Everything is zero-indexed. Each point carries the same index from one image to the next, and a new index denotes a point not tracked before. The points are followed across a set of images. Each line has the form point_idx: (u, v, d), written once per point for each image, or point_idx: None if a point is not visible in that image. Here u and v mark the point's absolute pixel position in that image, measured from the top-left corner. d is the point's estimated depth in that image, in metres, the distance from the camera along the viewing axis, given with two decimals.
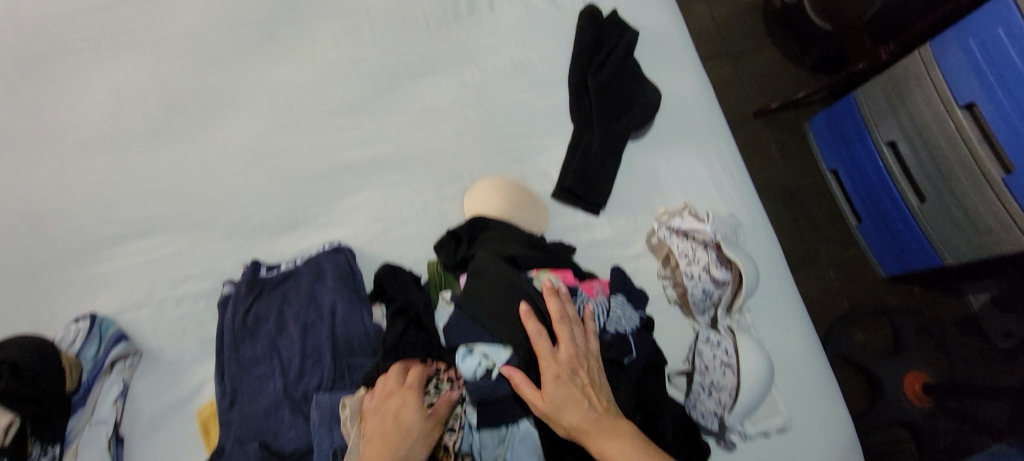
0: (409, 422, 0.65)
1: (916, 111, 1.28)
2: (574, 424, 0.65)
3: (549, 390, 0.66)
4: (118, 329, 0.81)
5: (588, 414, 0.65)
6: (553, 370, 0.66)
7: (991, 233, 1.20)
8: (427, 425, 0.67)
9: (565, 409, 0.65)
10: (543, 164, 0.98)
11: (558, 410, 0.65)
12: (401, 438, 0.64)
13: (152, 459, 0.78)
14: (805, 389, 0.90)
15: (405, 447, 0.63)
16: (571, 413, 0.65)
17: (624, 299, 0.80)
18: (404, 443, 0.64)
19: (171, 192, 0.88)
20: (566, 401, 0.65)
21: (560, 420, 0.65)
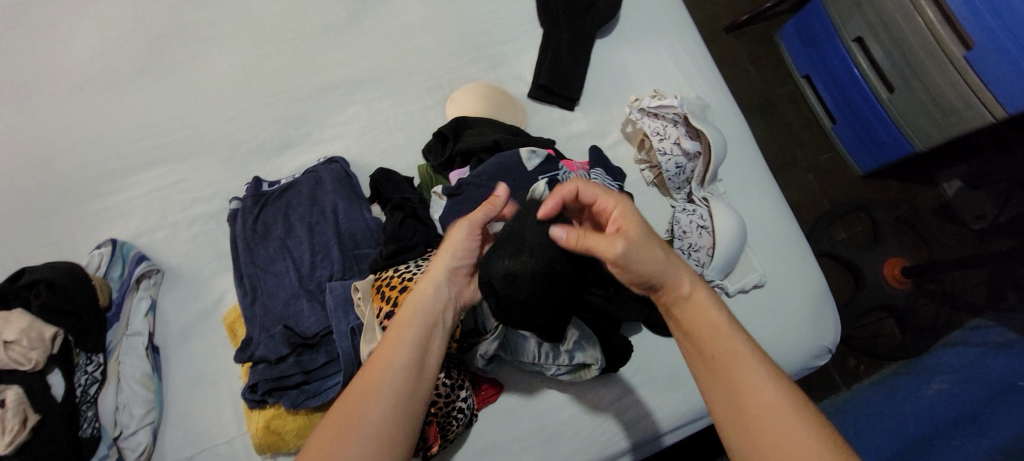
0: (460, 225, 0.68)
1: (878, 3, 1.33)
2: (662, 266, 0.60)
3: (624, 222, 0.62)
4: (139, 251, 0.87)
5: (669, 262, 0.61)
6: (625, 207, 0.63)
7: (955, 111, 1.26)
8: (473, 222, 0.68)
9: (645, 243, 0.60)
10: (516, 68, 1.03)
11: (635, 244, 0.59)
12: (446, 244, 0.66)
13: (188, 363, 0.85)
14: (777, 250, 0.98)
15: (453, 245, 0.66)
16: (653, 248, 0.60)
17: (603, 172, 0.86)
18: (451, 244, 0.66)
19: (168, 124, 0.93)
20: (645, 237, 0.61)
21: (640, 254, 0.59)
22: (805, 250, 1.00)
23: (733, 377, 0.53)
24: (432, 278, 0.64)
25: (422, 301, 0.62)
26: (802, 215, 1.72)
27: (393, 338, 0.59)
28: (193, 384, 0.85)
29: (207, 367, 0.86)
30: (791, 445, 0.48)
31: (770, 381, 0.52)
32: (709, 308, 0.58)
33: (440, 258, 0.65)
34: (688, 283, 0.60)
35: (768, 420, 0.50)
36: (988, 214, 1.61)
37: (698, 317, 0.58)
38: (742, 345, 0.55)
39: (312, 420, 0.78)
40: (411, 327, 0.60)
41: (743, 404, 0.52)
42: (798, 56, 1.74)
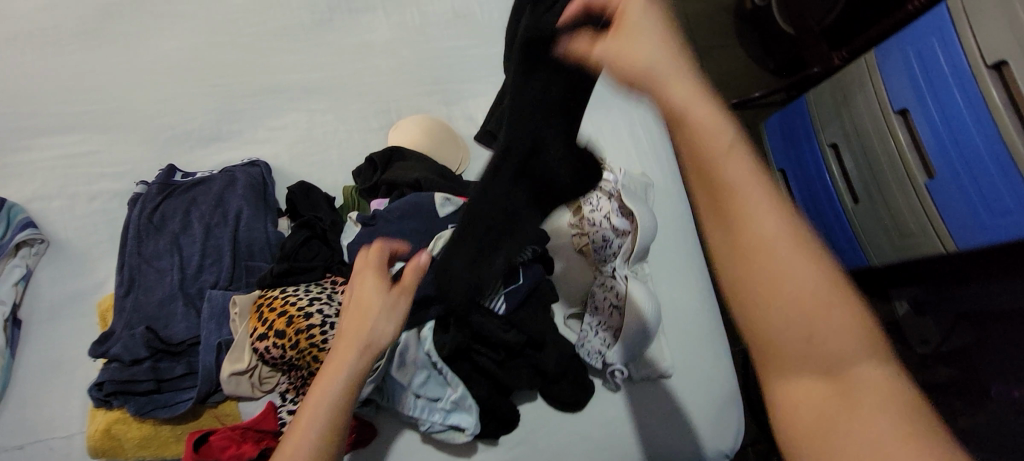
0: (380, 302, 0.65)
1: (857, 114, 1.26)
2: (664, 81, 0.47)
3: (638, 54, 0.47)
4: (28, 216, 0.83)
5: (692, 89, 0.47)
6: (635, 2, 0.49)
7: (913, 239, 1.15)
8: (395, 297, 0.66)
9: (644, 37, 0.48)
10: (470, 108, 1.02)
11: (639, 37, 0.48)
12: (362, 325, 0.64)
13: (49, 343, 0.80)
14: (692, 343, 0.95)
15: (369, 326, 0.64)
16: (659, 49, 0.47)
17: None
18: (369, 318, 0.64)
19: (96, 92, 0.90)
20: (653, 37, 0.48)
21: (630, 53, 0.47)
22: (721, 348, 0.97)
23: (733, 213, 0.44)
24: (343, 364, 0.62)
25: (335, 393, 0.61)
26: None
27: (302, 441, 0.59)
28: (47, 366, 0.79)
29: (68, 351, 0.80)
30: (788, 279, 0.42)
31: (781, 224, 0.43)
32: (720, 135, 0.45)
33: (355, 340, 0.63)
34: (680, 94, 0.46)
35: (766, 267, 0.42)
36: None
37: (708, 153, 0.45)
38: (744, 164, 0.45)
39: (157, 432, 0.73)
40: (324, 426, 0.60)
41: (748, 257, 0.43)
42: (778, 150, 1.62)
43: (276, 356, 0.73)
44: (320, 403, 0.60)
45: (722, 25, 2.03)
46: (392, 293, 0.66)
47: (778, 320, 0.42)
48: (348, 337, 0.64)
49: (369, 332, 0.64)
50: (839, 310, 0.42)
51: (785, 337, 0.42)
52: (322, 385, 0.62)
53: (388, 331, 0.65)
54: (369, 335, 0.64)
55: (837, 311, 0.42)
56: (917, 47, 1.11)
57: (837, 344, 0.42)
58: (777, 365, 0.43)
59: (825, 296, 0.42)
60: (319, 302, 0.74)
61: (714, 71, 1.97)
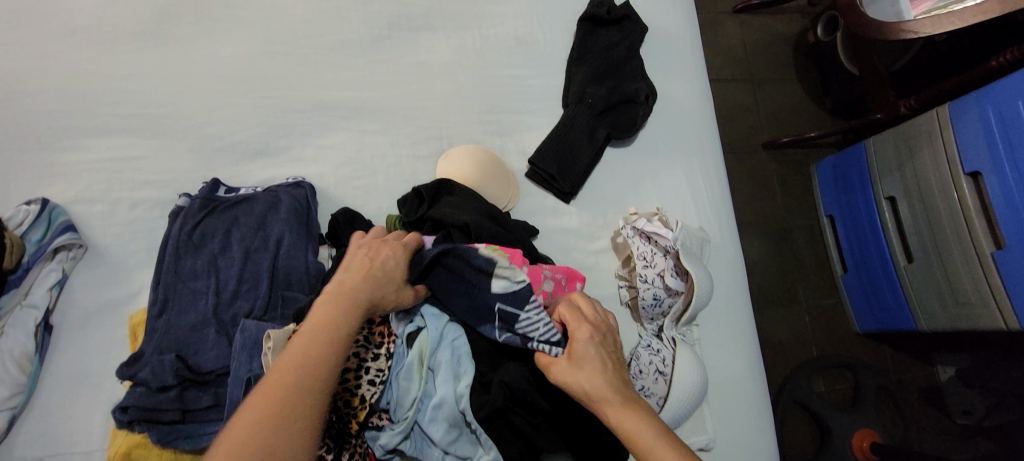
0: (393, 281, 0.66)
1: (922, 172, 1.26)
2: (592, 377, 0.65)
3: (580, 357, 0.67)
4: (69, 218, 0.81)
5: (606, 378, 0.65)
6: (583, 331, 0.69)
7: (969, 305, 1.20)
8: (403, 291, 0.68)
9: (587, 368, 0.66)
10: (523, 142, 0.97)
11: (577, 368, 0.66)
12: (374, 284, 0.64)
13: (78, 353, 0.78)
14: (732, 412, 0.89)
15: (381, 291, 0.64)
16: (600, 382, 0.64)
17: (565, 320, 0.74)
18: (381, 284, 0.64)
19: (148, 95, 0.88)
20: (594, 356, 0.67)
21: (579, 387, 0.65)
22: (764, 420, 0.91)
23: None
24: (338, 316, 0.58)
25: (337, 329, 0.57)
26: (785, 358, 1.63)
27: (303, 355, 0.54)
28: (74, 377, 0.77)
29: (95, 362, 0.78)
30: None
31: None
32: (636, 419, 0.61)
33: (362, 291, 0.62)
34: (597, 389, 0.64)
35: None
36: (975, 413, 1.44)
37: (631, 430, 0.60)
38: (655, 429, 0.60)
39: None
40: (324, 351, 0.55)
41: None
42: (827, 195, 1.64)
43: None
44: (322, 331, 0.56)
45: (785, 59, 1.94)
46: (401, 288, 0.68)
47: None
48: (344, 294, 0.61)
49: (377, 294, 0.63)
50: None
51: None
52: (324, 314, 0.58)
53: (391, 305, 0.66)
54: (376, 296, 0.63)
55: None
56: (1000, 108, 1.08)
57: None
58: None
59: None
60: (355, 344, 0.72)
61: (769, 106, 1.88)
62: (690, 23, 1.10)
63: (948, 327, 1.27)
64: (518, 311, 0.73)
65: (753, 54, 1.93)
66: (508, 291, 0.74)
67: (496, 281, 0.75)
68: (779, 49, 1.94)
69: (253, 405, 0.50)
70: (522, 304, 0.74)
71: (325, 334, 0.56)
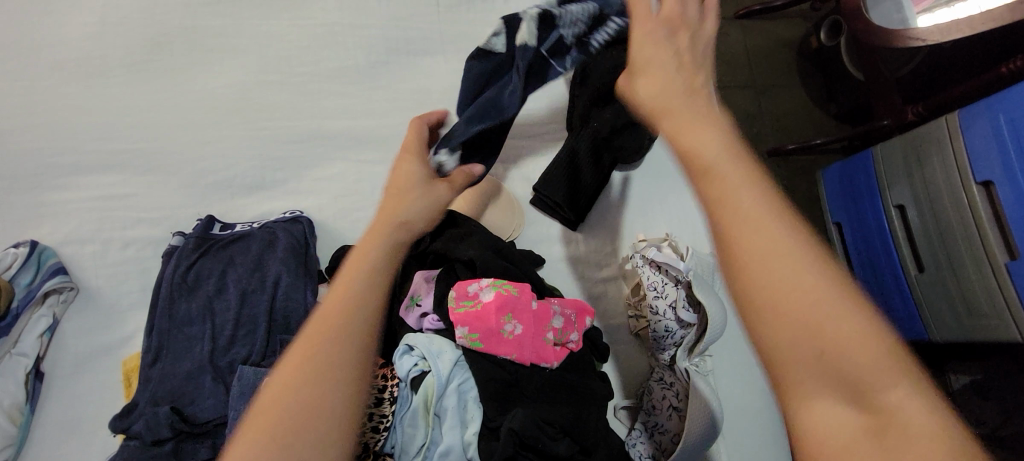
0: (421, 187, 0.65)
1: (932, 179, 1.23)
2: (658, 98, 0.55)
3: (650, 64, 0.58)
4: (59, 261, 0.78)
5: (679, 102, 0.53)
6: (653, 55, 0.59)
7: (982, 316, 1.16)
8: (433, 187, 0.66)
9: (652, 87, 0.56)
10: (527, 168, 0.95)
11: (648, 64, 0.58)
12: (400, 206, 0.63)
13: (70, 401, 0.75)
14: (748, 443, 0.87)
15: (405, 209, 0.63)
16: (671, 103, 0.54)
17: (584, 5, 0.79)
18: (404, 199, 0.64)
19: (139, 129, 0.85)
20: (657, 76, 0.56)
21: (652, 95, 0.55)
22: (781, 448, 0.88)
23: (722, 239, 0.43)
24: (370, 251, 0.57)
25: (364, 280, 0.55)
26: None
27: (339, 317, 0.51)
28: (66, 427, 0.74)
29: (87, 411, 0.75)
30: (792, 306, 0.40)
31: (789, 261, 0.41)
32: (707, 141, 0.49)
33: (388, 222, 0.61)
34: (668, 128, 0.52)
35: (786, 314, 0.40)
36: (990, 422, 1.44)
37: (705, 182, 0.46)
38: (753, 196, 0.44)
39: None
40: (357, 303, 0.53)
41: (752, 288, 0.41)
42: (834, 203, 1.61)
43: None
44: (347, 282, 0.54)
45: (789, 65, 1.91)
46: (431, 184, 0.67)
47: (774, 333, 0.40)
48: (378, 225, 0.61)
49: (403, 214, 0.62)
50: (858, 345, 0.39)
51: (798, 357, 0.40)
52: (355, 260, 0.57)
53: (421, 215, 0.64)
54: (404, 216, 0.62)
55: (853, 347, 0.39)
56: (1013, 117, 1.06)
57: (868, 375, 0.38)
58: (809, 402, 0.39)
59: (828, 308, 0.40)
60: None
61: (773, 113, 1.85)
62: None
63: (961, 338, 1.23)
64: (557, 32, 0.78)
65: (757, 61, 1.90)
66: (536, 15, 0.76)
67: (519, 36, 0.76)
68: (783, 55, 1.91)
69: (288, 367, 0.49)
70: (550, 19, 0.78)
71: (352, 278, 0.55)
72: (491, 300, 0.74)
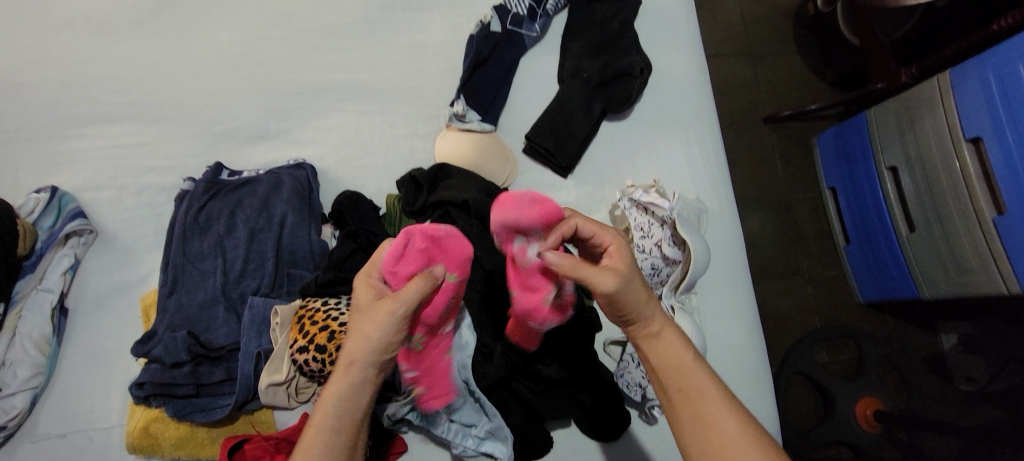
0: (378, 308, 0.57)
1: (923, 139, 1.26)
2: (620, 257, 0.62)
3: (621, 252, 0.63)
4: (78, 205, 0.83)
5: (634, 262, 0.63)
6: (623, 242, 0.64)
7: (971, 271, 1.20)
8: (383, 305, 0.57)
9: (628, 271, 0.61)
10: (520, 119, 0.98)
11: (615, 254, 0.63)
12: (358, 343, 0.56)
13: (92, 335, 0.80)
14: (730, 379, 0.91)
15: (370, 342, 0.56)
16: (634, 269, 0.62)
17: None
18: (360, 336, 0.57)
19: (147, 82, 0.90)
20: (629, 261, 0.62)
21: (632, 295, 0.60)
22: (764, 384, 0.93)
23: (668, 370, 0.61)
24: (343, 381, 0.56)
25: (326, 433, 0.54)
26: (788, 330, 1.64)
27: (324, 418, 0.55)
28: (88, 358, 0.79)
29: (110, 343, 0.80)
30: (720, 423, 0.56)
31: (712, 392, 0.58)
32: (667, 334, 0.63)
33: (347, 359, 0.56)
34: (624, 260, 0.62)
35: (714, 429, 0.56)
36: (978, 379, 1.50)
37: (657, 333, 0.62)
38: (681, 345, 0.62)
39: (194, 434, 0.73)
40: (347, 408, 0.56)
41: (691, 409, 0.58)
42: (829, 166, 1.64)
43: (316, 370, 0.71)
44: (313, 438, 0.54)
45: (785, 31, 1.92)
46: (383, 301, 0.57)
47: (699, 441, 0.57)
48: (346, 358, 0.57)
49: (369, 345, 0.56)
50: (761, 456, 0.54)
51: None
52: (317, 420, 0.55)
53: (386, 340, 0.57)
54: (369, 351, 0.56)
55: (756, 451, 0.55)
56: (1002, 73, 1.09)
57: None
58: None
59: (733, 423, 0.56)
60: None
61: (769, 79, 1.87)
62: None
63: (950, 293, 1.28)
64: (518, 15, 0.99)
65: (753, 26, 1.91)
66: (502, 15, 0.98)
67: (493, 22, 0.98)
68: (779, 21, 1.92)
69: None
70: (506, 13, 0.98)
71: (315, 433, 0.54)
72: (408, 248, 0.64)
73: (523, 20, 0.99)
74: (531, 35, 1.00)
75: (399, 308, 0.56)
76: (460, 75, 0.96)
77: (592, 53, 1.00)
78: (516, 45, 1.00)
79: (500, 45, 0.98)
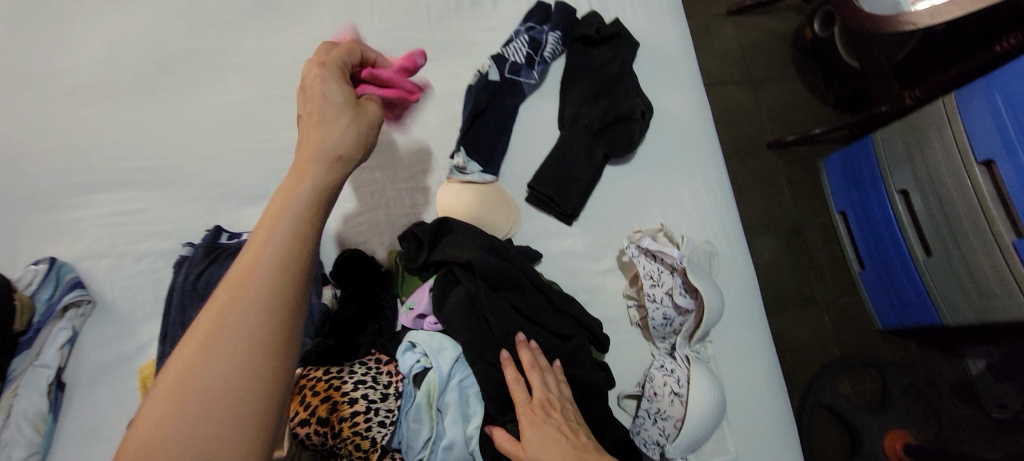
0: (350, 106, 0.56)
1: (933, 163, 1.23)
2: (529, 430, 0.66)
3: (528, 425, 0.67)
4: (76, 275, 0.82)
5: (549, 425, 0.67)
6: (527, 413, 0.68)
7: (994, 297, 1.15)
8: (363, 110, 0.57)
9: (537, 443, 0.65)
10: (521, 167, 0.97)
11: (527, 432, 0.66)
12: (326, 133, 0.53)
13: (91, 409, 0.78)
14: (751, 429, 0.87)
15: (337, 134, 0.53)
16: (541, 436, 0.65)
17: (521, 41, 0.99)
18: (327, 127, 0.54)
19: (147, 147, 0.89)
20: (537, 430, 0.66)
21: None
22: (786, 432, 0.89)
23: None
24: (305, 175, 0.49)
25: (288, 227, 0.46)
26: (807, 361, 1.59)
27: (277, 215, 0.46)
28: (86, 434, 0.77)
29: (108, 417, 0.78)
30: None
31: None
32: None
33: (321, 146, 0.52)
34: (533, 431, 0.66)
35: None
36: (1012, 406, 1.44)
37: None
38: None
39: None
40: (303, 200, 0.48)
41: None
42: (838, 192, 1.61)
43: (317, 443, 0.68)
44: (278, 212, 0.46)
45: (784, 57, 1.92)
46: (358, 106, 0.57)
47: None
48: (311, 147, 0.52)
49: (337, 136, 0.53)
50: None
51: None
52: (270, 216, 0.46)
53: (352, 140, 0.54)
54: (340, 147, 0.53)
55: None
56: (1009, 95, 1.06)
57: None
58: None
59: None
60: (365, 386, 0.70)
61: (771, 106, 1.86)
62: (681, 34, 1.10)
63: (974, 320, 1.23)
64: (516, 62, 0.98)
65: (752, 54, 1.92)
66: (501, 64, 0.97)
67: (490, 71, 0.97)
68: (777, 47, 1.93)
69: (235, 273, 0.43)
70: (504, 62, 0.98)
71: (271, 232, 0.45)
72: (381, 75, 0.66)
73: (521, 68, 0.99)
74: (530, 83, 1.00)
75: (373, 118, 0.58)
76: (459, 127, 0.96)
77: (591, 97, 1.00)
78: (516, 91, 0.99)
79: (500, 93, 0.97)
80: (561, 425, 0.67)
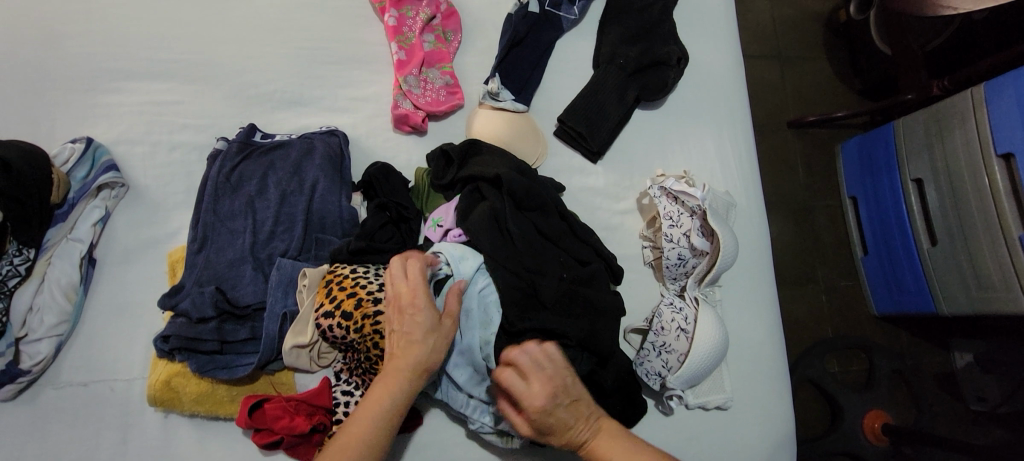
0: (422, 315, 0.64)
1: (952, 152, 1.24)
2: (539, 420, 0.61)
3: (536, 417, 0.61)
4: (111, 158, 0.84)
5: (555, 409, 0.61)
6: (536, 408, 0.60)
7: (992, 289, 1.17)
8: (445, 327, 0.65)
9: (554, 430, 0.61)
10: (552, 101, 0.98)
11: (537, 420, 0.61)
12: (408, 350, 0.63)
13: (119, 286, 0.81)
14: (746, 376, 0.91)
15: (419, 354, 0.63)
16: (555, 422, 0.61)
17: None
18: (412, 344, 0.63)
19: (186, 41, 0.90)
20: (545, 418, 0.61)
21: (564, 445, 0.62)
22: (779, 383, 0.92)
23: None
24: (386, 393, 0.61)
25: (368, 438, 0.59)
26: (799, 336, 1.62)
27: (359, 432, 0.59)
28: (110, 309, 0.80)
29: (136, 296, 0.81)
30: None
31: None
32: (615, 446, 0.61)
33: (404, 365, 0.62)
34: (544, 419, 0.61)
35: None
36: (990, 399, 1.43)
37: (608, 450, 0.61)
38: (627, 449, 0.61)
39: (214, 391, 0.73)
40: (384, 414, 0.60)
41: None
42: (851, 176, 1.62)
43: (337, 336, 0.71)
44: (364, 429, 0.59)
45: (816, 35, 1.90)
46: (442, 322, 0.65)
47: None
48: (394, 366, 0.62)
49: (420, 356, 0.63)
50: None
51: None
52: (358, 420, 0.59)
53: (435, 358, 0.64)
54: (420, 363, 0.63)
55: None
56: None
57: None
58: None
59: None
60: (387, 288, 0.72)
61: (797, 83, 1.85)
62: None
63: (968, 310, 1.25)
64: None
65: (785, 29, 1.89)
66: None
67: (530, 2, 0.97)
68: (811, 25, 1.90)
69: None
70: None
71: (356, 447, 0.58)
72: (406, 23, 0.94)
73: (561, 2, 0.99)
74: (569, 18, 1.00)
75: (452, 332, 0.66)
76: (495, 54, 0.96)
77: (628, 40, 1.00)
78: (554, 25, 0.99)
79: (538, 25, 0.98)
80: (568, 400, 0.62)
